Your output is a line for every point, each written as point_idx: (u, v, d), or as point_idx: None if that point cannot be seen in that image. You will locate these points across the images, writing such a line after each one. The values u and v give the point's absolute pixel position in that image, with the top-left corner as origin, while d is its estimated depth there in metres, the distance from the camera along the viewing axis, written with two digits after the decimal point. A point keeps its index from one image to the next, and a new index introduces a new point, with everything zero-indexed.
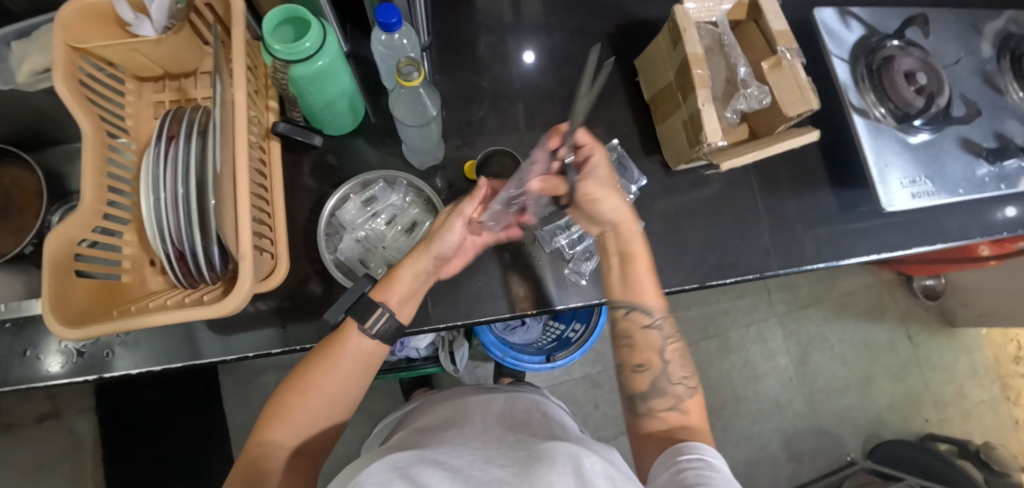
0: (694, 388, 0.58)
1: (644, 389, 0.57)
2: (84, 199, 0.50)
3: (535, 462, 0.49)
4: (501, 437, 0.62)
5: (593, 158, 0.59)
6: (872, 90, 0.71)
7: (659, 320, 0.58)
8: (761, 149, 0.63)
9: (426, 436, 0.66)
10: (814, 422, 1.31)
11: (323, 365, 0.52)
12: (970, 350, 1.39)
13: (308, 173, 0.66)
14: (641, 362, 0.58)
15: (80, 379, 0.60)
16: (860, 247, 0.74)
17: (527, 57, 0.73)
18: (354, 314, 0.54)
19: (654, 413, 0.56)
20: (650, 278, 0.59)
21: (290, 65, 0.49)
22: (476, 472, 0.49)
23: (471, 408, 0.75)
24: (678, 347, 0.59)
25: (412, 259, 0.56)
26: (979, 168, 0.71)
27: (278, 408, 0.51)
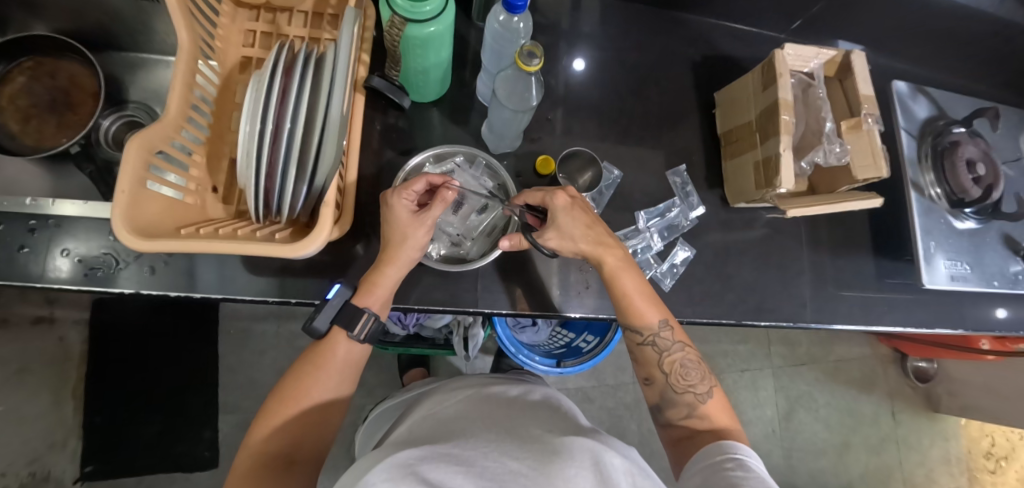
0: (707, 391, 0.56)
1: (657, 401, 0.58)
2: (169, 111, 0.49)
3: (549, 451, 0.49)
4: (524, 427, 0.58)
5: (556, 205, 0.56)
6: (932, 170, 0.73)
7: (655, 336, 0.57)
8: (824, 205, 0.64)
9: (452, 422, 0.61)
10: (788, 477, 1.33)
11: (312, 371, 0.52)
12: (947, 438, 1.42)
13: (379, 133, 0.65)
14: (647, 377, 0.58)
15: (85, 289, 0.57)
16: (887, 317, 0.75)
17: (576, 64, 0.72)
18: (339, 323, 0.53)
19: (672, 422, 0.57)
20: (638, 300, 0.56)
21: (407, 24, 0.48)
22: (490, 463, 0.46)
23: (501, 395, 0.69)
24: (680, 356, 0.57)
25: (393, 266, 0.53)
26: (1013, 265, 0.73)
27: (268, 416, 0.50)
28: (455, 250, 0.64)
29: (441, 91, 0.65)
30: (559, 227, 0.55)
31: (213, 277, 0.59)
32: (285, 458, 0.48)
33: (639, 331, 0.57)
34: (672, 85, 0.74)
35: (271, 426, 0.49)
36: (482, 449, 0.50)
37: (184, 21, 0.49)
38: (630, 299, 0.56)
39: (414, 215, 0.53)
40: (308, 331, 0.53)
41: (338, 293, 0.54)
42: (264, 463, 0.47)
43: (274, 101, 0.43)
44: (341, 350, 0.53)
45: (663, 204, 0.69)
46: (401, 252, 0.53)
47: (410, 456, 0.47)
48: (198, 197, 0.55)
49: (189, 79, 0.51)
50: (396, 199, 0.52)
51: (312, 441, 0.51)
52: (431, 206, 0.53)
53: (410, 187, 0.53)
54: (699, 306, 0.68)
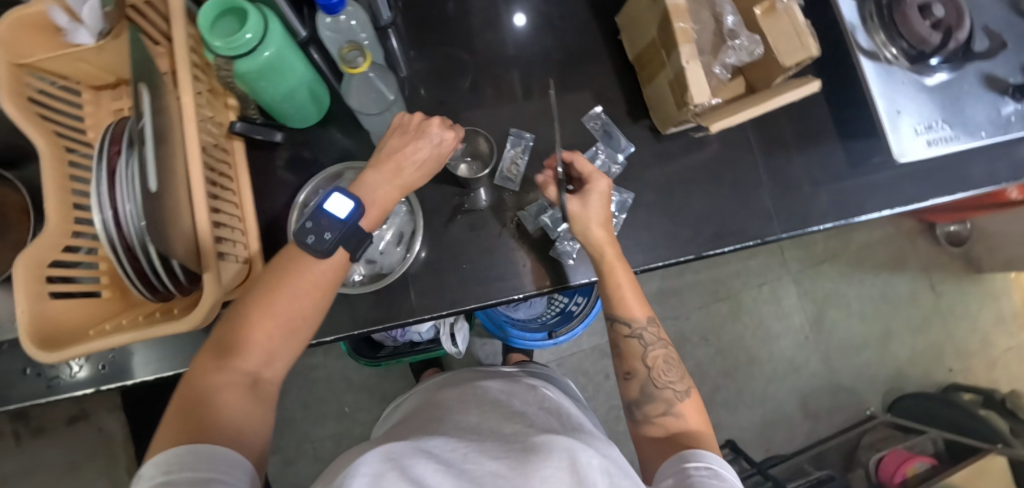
0: (686, 390, 0.53)
1: (635, 396, 0.54)
2: (49, 220, 0.48)
3: (522, 452, 0.42)
4: (503, 425, 0.52)
5: (600, 185, 0.55)
6: (882, 30, 0.63)
7: (639, 327, 0.55)
8: (753, 107, 0.57)
9: (432, 424, 0.56)
10: (831, 379, 1.29)
11: (276, 282, 0.44)
12: (998, 297, 1.32)
13: (284, 167, 0.61)
14: (629, 370, 0.55)
15: (81, 392, 0.59)
16: (870, 204, 0.68)
17: (517, 20, 0.68)
18: (349, 248, 0.46)
19: (648, 419, 0.52)
20: (629, 288, 0.55)
21: (235, 60, 0.46)
22: (470, 466, 0.41)
23: (487, 395, 0.65)
24: (663, 353, 0.55)
25: (399, 189, 0.50)
26: (1004, 107, 0.64)
27: (234, 330, 0.42)
28: (372, 268, 0.60)
29: (324, 109, 0.62)
30: (588, 200, 0.55)
31: (171, 354, 0.60)
32: (249, 376, 0.42)
33: (624, 320, 0.56)
34: (570, 23, 0.68)
35: (229, 339, 0.42)
36: (463, 444, 0.46)
37: (31, 124, 0.48)
38: (619, 287, 0.55)
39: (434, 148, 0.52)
40: (312, 242, 0.44)
41: (355, 213, 0.45)
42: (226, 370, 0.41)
43: (102, 184, 0.40)
44: (318, 266, 0.45)
45: (586, 154, 0.65)
46: (415, 177, 0.51)
47: (391, 450, 0.43)
48: (116, 285, 0.54)
49: (59, 180, 0.50)
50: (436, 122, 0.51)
51: (272, 351, 0.43)
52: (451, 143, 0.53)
53: (440, 123, 0.52)
54: (652, 251, 0.64)
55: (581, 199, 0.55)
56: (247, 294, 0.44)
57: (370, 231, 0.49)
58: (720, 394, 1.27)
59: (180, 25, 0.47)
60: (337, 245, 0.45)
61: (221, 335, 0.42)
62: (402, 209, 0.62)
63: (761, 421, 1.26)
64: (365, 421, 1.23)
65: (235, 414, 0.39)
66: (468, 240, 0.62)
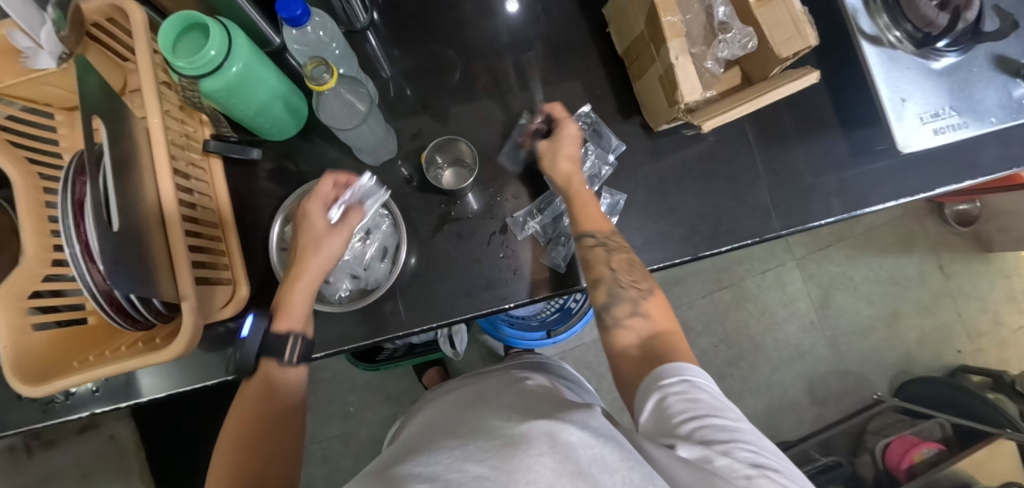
0: (649, 288, 0.53)
1: (604, 301, 0.53)
2: (28, 251, 0.48)
3: (506, 441, 0.39)
4: (487, 420, 0.50)
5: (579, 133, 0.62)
6: (885, 11, 0.60)
7: (603, 236, 0.55)
8: (745, 103, 0.54)
9: (430, 433, 0.53)
10: (839, 364, 1.27)
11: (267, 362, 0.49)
12: (1009, 275, 1.29)
13: (265, 179, 0.60)
14: (594, 279, 0.54)
15: (74, 417, 0.59)
16: (874, 195, 0.65)
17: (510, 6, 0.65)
18: (269, 353, 0.49)
19: (619, 323, 0.52)
20: (594, 206, 0.56)
21: (200, 80, 0.44)
22: (452, 470, 0.37)
23: (488, 392, 0.63)
24: (626, 255, 0.55)
25: (302, 281, 0.51)
26: (1015, 90, 0.60)
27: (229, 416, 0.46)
28: (358, 283, 0.60)
29: (302, 121, 0.60)
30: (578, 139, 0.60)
31: (162, 377, 0.60)
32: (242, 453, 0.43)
33: (591, 233, 0.55)
34: (556, 16, 0.65)
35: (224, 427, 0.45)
36: (449, 452, 0.42)
37: (8, 156, 0.47)
38: (582, 204, 0.56)
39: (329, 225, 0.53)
40: (237, 361, 0.49)
41: (254, 329, 0.51)
42: (250, 453, 0.42)
43: (70, 220, 0.38)
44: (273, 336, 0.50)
45: None
46: (312, 263, 0.51)
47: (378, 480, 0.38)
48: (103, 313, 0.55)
49: (38, 209, 0.50)
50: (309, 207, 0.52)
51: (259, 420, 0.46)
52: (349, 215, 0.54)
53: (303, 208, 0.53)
54: (646, 253, 0.62)
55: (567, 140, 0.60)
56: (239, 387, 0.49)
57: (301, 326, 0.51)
58: (725, 383, 1.26)
59: (144, 41, 0.45)
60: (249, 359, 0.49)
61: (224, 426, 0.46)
62: (385, 223, 0.61)
63: (766, 408, 1.25)
64: (371, 421, 1.24)
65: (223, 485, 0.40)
66: (456, 250, 0.61)
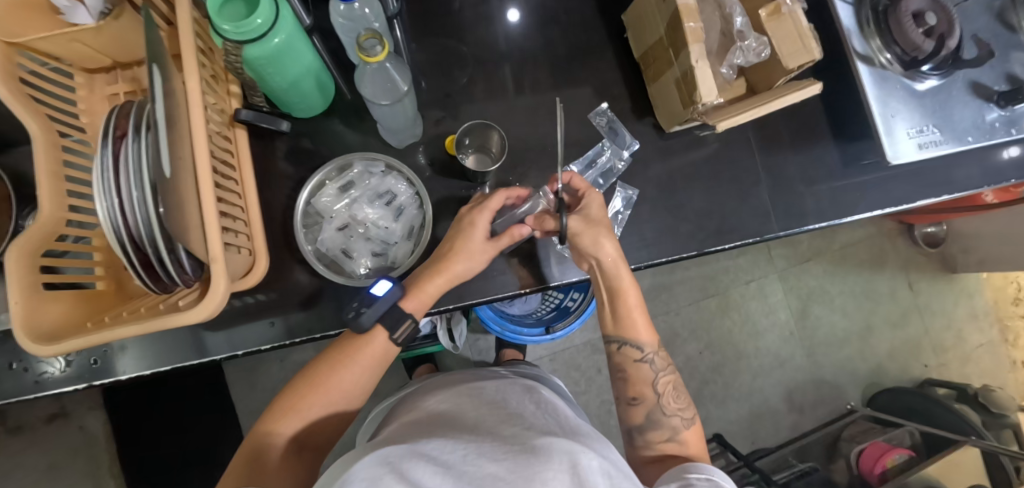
0: (691, 417, 0.58)
1: (640, 421, 0.58)
2: (44, 207, 0.47)
3: (522, 449, 0.42)
4: (491, 424, 0.52)
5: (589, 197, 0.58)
6: (878, 35, 0.66)
7: (651, 354, 0.59)
8: (756, 109, 0.59)
9: (431, 427, 0.55)
10: (815, 374, 1.33)
11: (338, 367, 0.53)
12: (971, 294, 1.38)
13: (285, 157, 0.61)
14: (636, 395, 0.59)
15: (70, 388, 0.57)
16: (861, 203, 0.70)
17: (510, 16, 0.68)
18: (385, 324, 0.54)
19: (651, 445, 0.57)
20: (642, 318, 0.59)
21: (243, 46, 0.45)
22: (468, 466, 0.40)
23: (487, 391, 0.65)
24: (673, 379, 0.60)
25: (441, 278, 0.55)
26: (988, 113, 0.67)
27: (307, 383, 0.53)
28: (382, 260, 0.62)
29: (327, 99, 0.61)
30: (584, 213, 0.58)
31: (167, 350, 0.59)
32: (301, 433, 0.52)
33: (637, 345, 0.59)
34: (575, 19, 0.69)
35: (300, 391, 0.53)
36: (460, 446, 0.45)
37: (29, 110, 0.47)
38: (629, 311, 0.59)
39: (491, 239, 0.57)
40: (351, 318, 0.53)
41: (391, 292, 0.53)
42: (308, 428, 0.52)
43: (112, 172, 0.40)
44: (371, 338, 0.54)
45: (591, 151, 0.65)
46: (455, 267, 0.55)
47: (393, 453, 0.42)
48: (110, 279, 0.53)
49: (56, 167, 0.49)
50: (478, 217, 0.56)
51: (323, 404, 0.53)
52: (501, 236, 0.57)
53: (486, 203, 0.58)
54: (655, 247, 0.65)
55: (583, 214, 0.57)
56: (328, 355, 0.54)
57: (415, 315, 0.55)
58: (709, 389, 1.29)
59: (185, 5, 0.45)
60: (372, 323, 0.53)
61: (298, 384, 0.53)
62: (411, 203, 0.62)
63: (747, 414, 1.29)
64: (357, 417, 1.22)
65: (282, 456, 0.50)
66: None
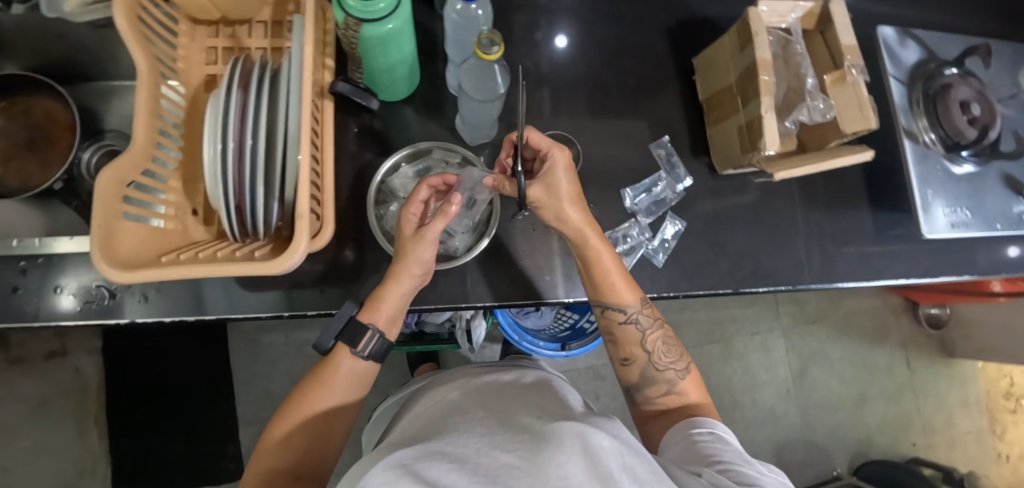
0: (685, 367, 0.58)
1: (636, 380, 0.59)
2: (137, 139, 0.48)
3: (535, 436, 0.40)
4: (498, 410, 0.51)
5: (556, 161, 0.54)
6: (925, 116, 0.70)
7: (635, 313, 0.58)
8: (814, 164, 0.61)
9: (435, 420, 0.53)
10: (805, 434, 1.34)
11: (318, 388, 0.53)
12: (964, 381, 1.41)
13: (358, 136, 0.64)
14: (627, 356, 0.59)
15: (112, 321, 0.58)
16: (889, 270, 0.74)
17: (558, 42, 0.70)
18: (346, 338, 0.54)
19: (650, 401, 0.58)
20: (617, 280, 0.57)
21: (361, 24, 0.47)
22: (483, 458, 0.38)
23: (488, 375, 0.63)
24: (661, 334, 0.58)
25: (395, 283, 0.54)
26: (1016, 206, 0.71)
27: (289, 411, 0.52)
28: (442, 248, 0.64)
29: (412, 88, 0.64)
30: (548, 180, 0.54)
31: (213, 301, 0.60)
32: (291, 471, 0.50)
33: (619, 310, 0.57)
34: (647, 54, 0.72)
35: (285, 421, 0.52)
36: (471, 437, 0.43)
37: (140, 46, 0.48)
38: (607, 279, 0.57)
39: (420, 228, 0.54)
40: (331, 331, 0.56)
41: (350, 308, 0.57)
42: (302, 459, 0.51)
43: (231, 119, 0.42)
44: (345, 363, 0.55)
45: (648, 179, 0.68)
46: (405, 266, 0.53)
47: (406, 455, 0.40)
48: (178, 222, 0.55)
49: (154, 104, 0.51)
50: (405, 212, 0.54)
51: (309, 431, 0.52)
52: (433, 220, 0.52)
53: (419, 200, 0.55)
54: (694, 279, 0.67)
55: (546, 184, 0.54)
56: (304, 384, 0.54)
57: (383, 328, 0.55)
58: None
59: None
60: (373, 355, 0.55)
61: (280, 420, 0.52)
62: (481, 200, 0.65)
63: None
64: None
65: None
66: (530, 239, 0.64)
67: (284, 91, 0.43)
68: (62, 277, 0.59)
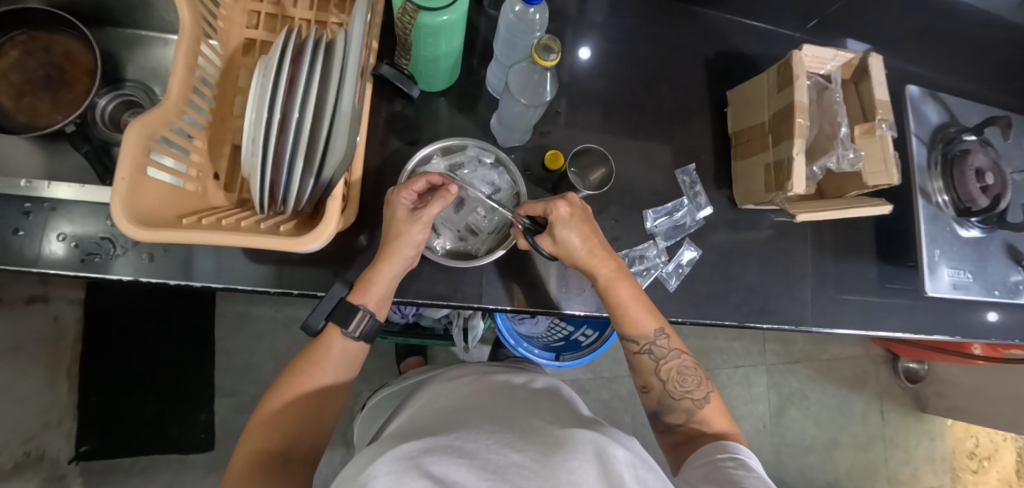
0: (705, 396, 0.57)
1: (655, 407, 0.59)
2: (171, 95, 0.47)
3: (548, 439, 0.40)
4: (506, 410, 0.50)
5: (557, 216, 0.55)
6: (940, 177, 0.72)
7: (649, 344, 0.58)
8: (834, 210, 0.63)
9: (440, 415, 0.53)
10: (776, 472, 1.35)
11: (310, 369, 0.52)
12: (933, 437, 1.45)
13: (390, 122, 0.63)
14: (644, 384, 0.59)
15: (114, 277, 0.57)
16: (888, 322, 0.75)
17: (582, 52, 0.70)
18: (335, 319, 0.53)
19: (671, 428, 0.58)
20: (632, 311, 0.57)
21: (419, 11, 0.47)
22: (494, 454, 0.38)
23: (497, 376, 0.63)
24: (676, 363, 0.58)
25: (388, 263, 0.53)
26: (1015, 275, 0.74)
27: (280, 389, 0.51)
28: (462, 246, 0.63)
29: (451, 80, 0.63)
30: (559, 238, 0.55)
31: (221, 268, 0.59)
32: (280, 454, 0.48)
33: (635, 340, 0.58)
34: (683, 81, 0.73)
35: (275, 401, 0.50)
36: (481, 433, 0.43)
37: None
38: (624, 309, 0.57)
39: (411, 214, 0.53)
40: (310, 320, 0.53)
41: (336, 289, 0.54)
42: (292, 441, 0.49)
43: (280, 88, 0.41)
44: (337, 344, 0.53)
45: (671, 203, 0.69)
46: (398, 249, 0.52)
47: (413, 447, 0.40)
48: (198, 185, 0.53)
49: (191, 60, 0.49)
50: (396, 196, 0.53)
51: (296, 413, 0.50)
52: (432, 203, 0.53)
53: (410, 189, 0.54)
54: (702, 307, 0.68)
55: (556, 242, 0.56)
56: (294, 364, 0.53)
57: (371, 307, 0.54)
58: None
59: None
60: (361, 336, 0.54)
61: (269, 400, 0.50)
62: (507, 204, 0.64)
63: None
64: None
65: (263, 470, 0.46)
66: None
67: (338, 68, 0.42)
68: (67, 224, 0.57)
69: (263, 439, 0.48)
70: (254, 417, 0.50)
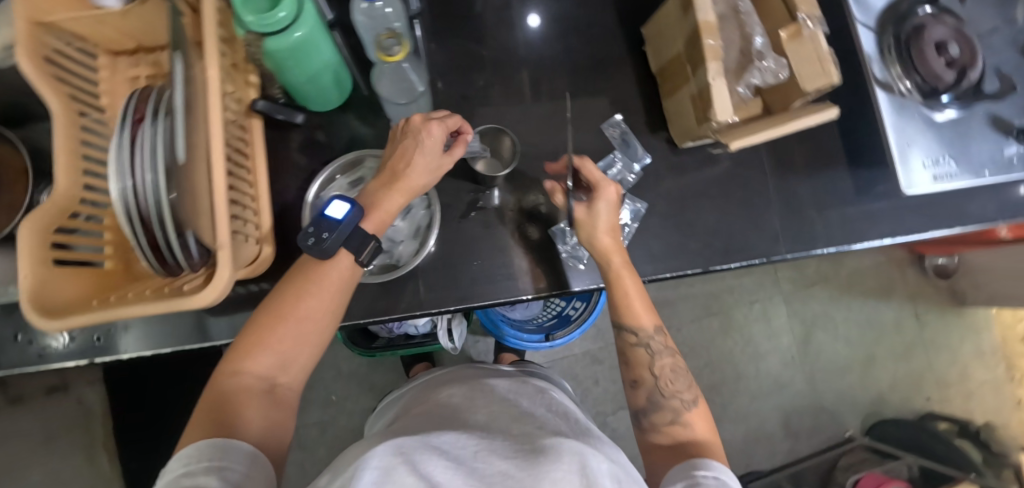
0: (693, 399, 0.55)
1: (641, 405, 0.55)
2: (59, 183, 0.47)
3: (531, 449, 0.39)
4: (495, 419, 0.49)
5: (605, 192, 0.57)
6: (898, 62, 0.65)
7: (648, 337, 0.56)
8: (772, 128, 0.57)
9: (423, 420, 0.51)
10: (814, 400, 1.31)
11: (294, 299, 0.46)
12: (979, 330, 1.36)
13: (298, 150, 0.62)
14: (635, 379, 0.57)
15: (72, 363, 0.58)
16: (872, 231, 0.70)
17: (532, 21, 0.67)
18: (345, 250, 0.48)
19: (656, 428, 0.54)
20: (637, 299, 0.56)
21: (264, 38, 0.45)
22: (480, 463, 0.37)
23: (488, 385, 0.60)
24: (671, 362, 0.56)
25: (401, 194, 0.52)
26: (1007, 148, 0.66)
27: (259, 329, 0.45)
28: (385, 258, 0.61)
29: (346, 93, 0.61)
30: (593, 208, 0.56)
31: (168, 332, 0.59)
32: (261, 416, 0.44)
33: (633, 331, 0.57)
34: (594, 29, 0.68)
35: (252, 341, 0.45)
36: (471, 440, 0.42)
37: (49, 85, 0.47)
38: (629, 299, 0.56)
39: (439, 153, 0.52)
40: (312, 243, 0.47)
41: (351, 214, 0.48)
42: (271, 395, 0.45)
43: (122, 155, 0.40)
44: (324, 274, 0.47)
45: (602, 162, 0.65)
46: (413, 181, 0.51)
47: (404, 445, 0.39)
48: (119, 260, 0.54)
49: (73, 142, 0.49)
50: (427, 128, 0.51)
51: (278, 358, 0.45)
52: (455, 146, 0.53)
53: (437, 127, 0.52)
54: (660, 261, 0.64)
55: (590, 208, 0.57)
56: (275, 293, 0.47)
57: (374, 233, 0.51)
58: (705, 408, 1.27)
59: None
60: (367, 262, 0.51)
61: (247, 336, 0.45)
62: (420, 204, 0.62)
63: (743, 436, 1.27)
64: (350, 411, 1.21)
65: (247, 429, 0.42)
66: (480, 237, 0.62)
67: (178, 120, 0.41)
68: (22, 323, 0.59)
69: (238, 390, 0.43)
70: (227, 359, 0.45)
